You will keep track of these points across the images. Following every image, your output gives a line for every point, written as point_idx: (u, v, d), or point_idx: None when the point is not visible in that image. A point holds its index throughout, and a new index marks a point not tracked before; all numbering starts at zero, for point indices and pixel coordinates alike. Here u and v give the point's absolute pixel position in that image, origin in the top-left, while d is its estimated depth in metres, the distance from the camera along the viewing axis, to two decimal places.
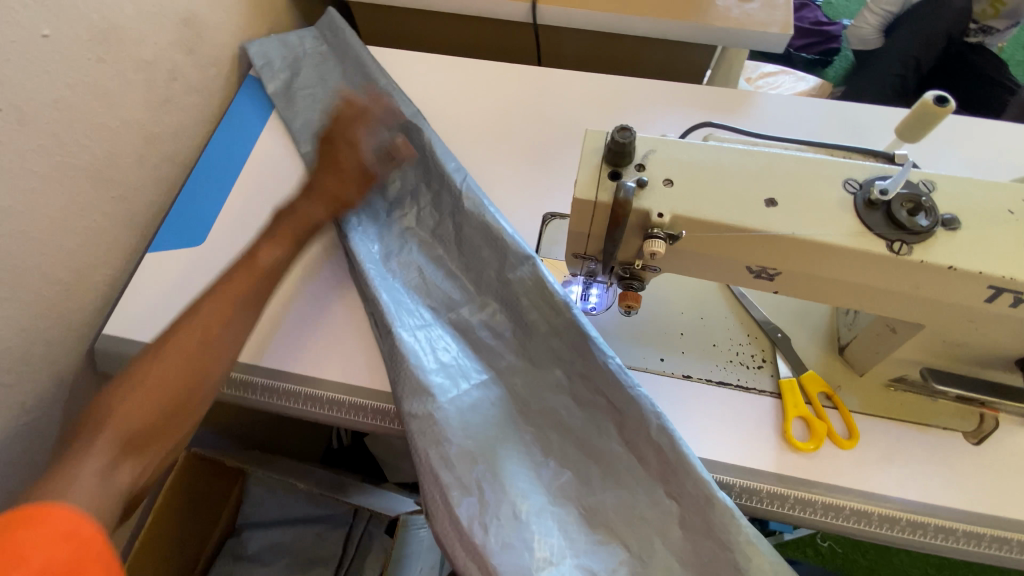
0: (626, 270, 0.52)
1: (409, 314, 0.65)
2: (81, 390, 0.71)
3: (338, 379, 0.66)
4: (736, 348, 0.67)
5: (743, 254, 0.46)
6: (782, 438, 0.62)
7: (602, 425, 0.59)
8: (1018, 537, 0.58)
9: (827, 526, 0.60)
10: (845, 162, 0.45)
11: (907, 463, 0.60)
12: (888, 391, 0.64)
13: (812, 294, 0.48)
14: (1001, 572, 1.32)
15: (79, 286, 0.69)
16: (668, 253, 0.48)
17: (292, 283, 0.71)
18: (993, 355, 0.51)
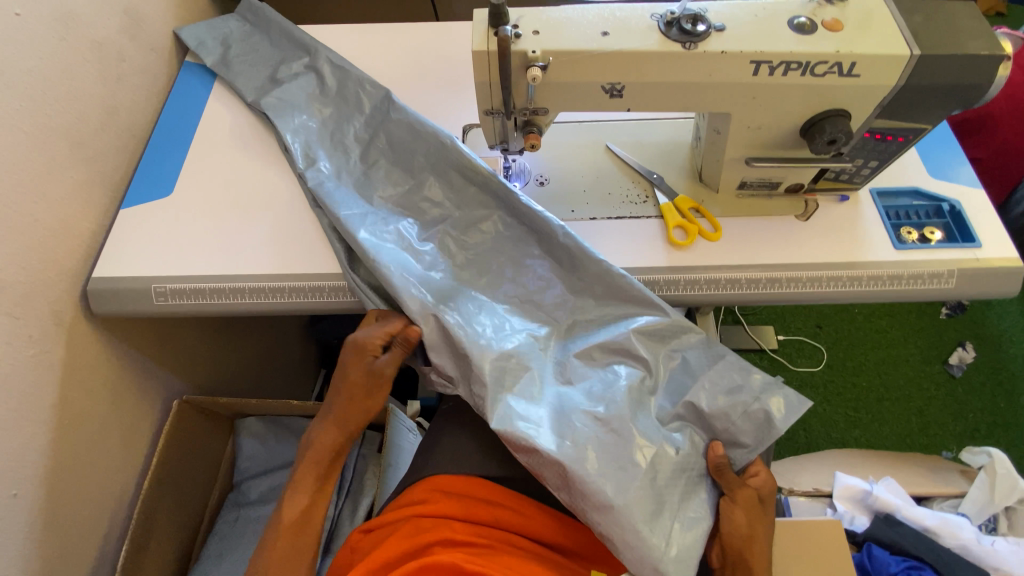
0: (526, 116, 0.70)
1: (354, 200, 0.80)
2: (81, 332, 0.79)
3: (312, 269, 0.78)
4: (626, 192, 0.87)
5: (597, 76, 0.65)
6: (669, 243, 0.81)
7: (522, 244, 0.77)
8: (844, 273, 0.79)
9: (713, 297, 0.79)
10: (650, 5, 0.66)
11: (761, 241, 0.81)
12: (739, 198, 0.85)
13: (652, 102, 0.68)
14: (903, 401, 1.58)
15: (69, 235, 0.78)
16: (549, 87, 0.67)
17: (260, 207, 0.84)
18: (784, 131, 0.73)
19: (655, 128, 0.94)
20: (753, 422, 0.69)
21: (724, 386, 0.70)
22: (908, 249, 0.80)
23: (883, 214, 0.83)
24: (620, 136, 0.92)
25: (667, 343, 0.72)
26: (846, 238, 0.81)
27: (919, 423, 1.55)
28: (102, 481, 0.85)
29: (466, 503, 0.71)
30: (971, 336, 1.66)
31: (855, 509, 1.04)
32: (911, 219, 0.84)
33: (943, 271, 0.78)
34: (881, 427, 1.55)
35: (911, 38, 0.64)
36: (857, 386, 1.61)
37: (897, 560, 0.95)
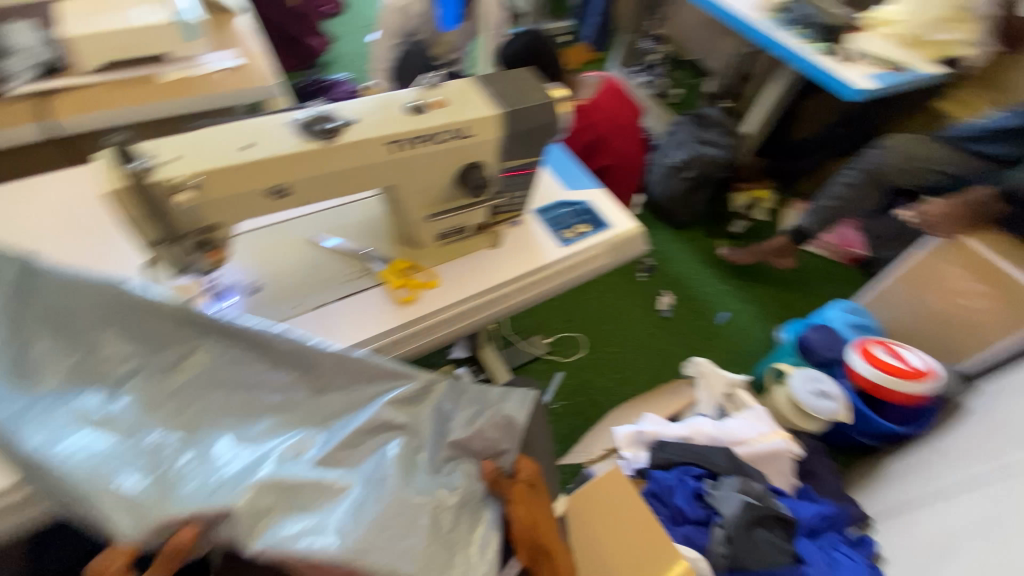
0: (200, 236, 0.75)
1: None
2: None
3: None
4: (342, 273, 0.95)
5: (254, 183, 0.73)
6: (396, 303, 0.92)
7: (244, 365, 0.74)
8: (533, 278, 1.02)
9: (440, 337, 0.96)
10: (282, 116, 0.78)
11: (468, 275, 0.98)
12: (442, 247, 1.01)
13: (317, 192, 0.79)
14: (646, 349, 1.98)
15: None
16: (208, 204, 0.72)
17: None
18: (445, 187, 0.91)
19: (352, 209, 1.04)
20: (505, 428, 0.83)
21: (473, 410, 0.83)
22: (571, 243, 1.06)
23: (547, 224, 1.09)
24: (320, 226, 1.00)
25: (420, 399, 0.79)
26: (528, 251, 1.04)
27: (663, 360, 1.97)
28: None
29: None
30: (665, 284, 2.20)
31: (635, 450, 1.26)
32: (567, 221, 1.10)
33: (595, 252, 1.06)
34: (641, 376, 1.91)
35: (496, 100, 0.87)
36: (614, 353, 1.96)
37: (672, 473, 1.16)
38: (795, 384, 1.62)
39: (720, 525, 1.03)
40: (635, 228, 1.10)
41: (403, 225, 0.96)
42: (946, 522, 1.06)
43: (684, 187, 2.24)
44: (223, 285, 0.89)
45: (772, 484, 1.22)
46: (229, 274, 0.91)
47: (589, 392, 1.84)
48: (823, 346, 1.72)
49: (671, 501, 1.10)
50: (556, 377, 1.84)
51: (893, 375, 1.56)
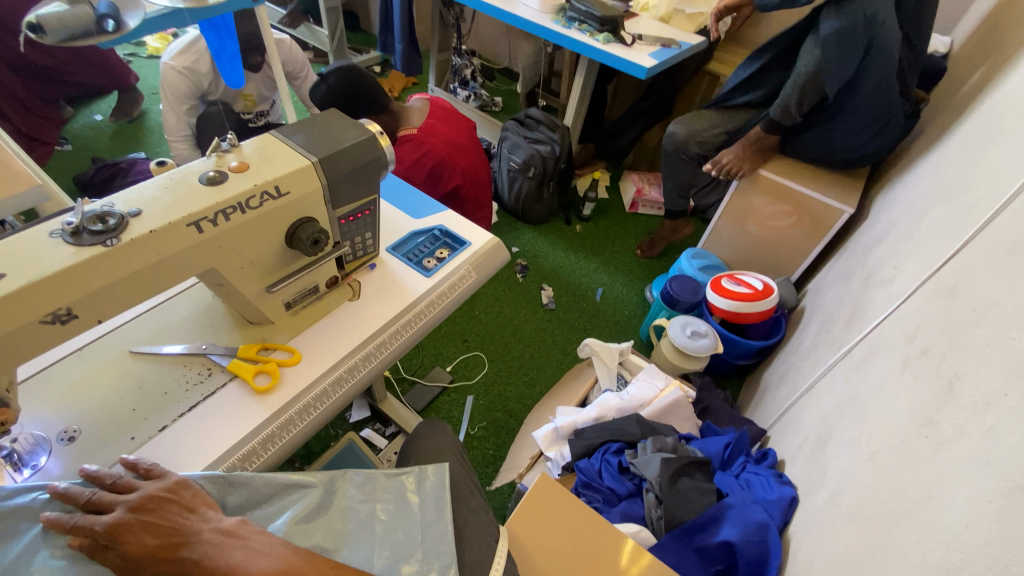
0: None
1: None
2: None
3: None
4: (184, 379, 0.82)
5: (24, 316, 0.60)
6: (258, 394, 0.82)
7: None
8: (405, 317, 0.97)
9: (326, 410, 0.85)
10: (44, 225, 0.65)
11: (334, 337, 0.91)
12: (296, 314, 0.92)
13: (116, 303, 0.67)
14: (541, 345, 2.03)
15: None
16: None
17: None
18: (277, 253, 0.83)
19: (176, 305, 0.91)
20: (431, 511, 0.78)
21: (389, 498, 0.78)
22: (435, 273, 1.03)
23: (405, 260, 1.05)
24: (142, 335, 0.86)
25: (322, 512, 0.74)
26: (391, 292, 0.99)
27: (560, 349, 2.03)
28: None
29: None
30: (542, 280, 2.27)
31: (556, 447, 1.27)
32: (424, 251, 1.08)
33: (460, 274, 1.05)
34: (544, 371, 1.95)
35: (305, 151, 0.81)
36: (513, 358, 1.98)
37: (595, 457, 1.19)
38: (674, 333, 1.77)
39: (650, 489, 1.08)
40: (490, 241, 1.12)
41: (242, 307, 0.86)
42: (814, 409, 1.20)
43: (531, 187, 2.35)
44: (24, 445, 0.72)
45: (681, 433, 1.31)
46: (31, 427, 0.74)
47: (501, 404, 1.83)
48: (684, 293, 1.89)
49: (601, 484, 1.13)
50: (467, 402, 1.80)
51: (744, 300, 1.76)
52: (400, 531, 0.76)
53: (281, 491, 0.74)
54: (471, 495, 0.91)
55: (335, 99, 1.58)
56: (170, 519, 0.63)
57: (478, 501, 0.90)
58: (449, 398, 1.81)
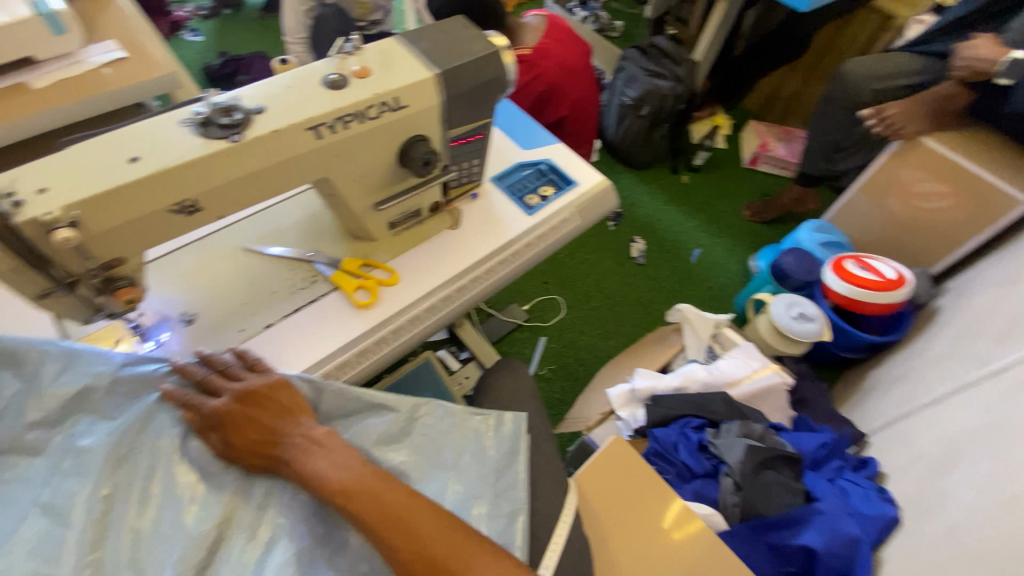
0: (99, 278, 0.65)
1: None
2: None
3: None
4: (290, 282, 0.84)
5: (156, 203, 0.62)
6: (355, 308, 0.83)
7: None
8: (502, 255, 0.92)
9: (416, 335, 0.85)
10: (176, 112, 0.65)
11: (431, 264, 0.89)
12: (399, 234, 0.91)
13: (236, 200, 0.68)
14: (623, 298, 1.95)
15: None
16: (100, 239, 0.61)
17: None
18: (387, 169, 0.80)
19: (286, 209, 0.92)
20: (505, 458, 0.78)
21: (468, 436, 0.78)
22: (537, 211, 0.97)
23: (507, 194, 0.99)
24: (256, 232, 0.89)
25: (403, 437, 0.76)
26: (490, 226, 0.94)
27: (643, 306, 1.94)
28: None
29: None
30: (636, 231, 2.14)
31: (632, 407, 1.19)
32: (528, 186, 1.01)
33: (565, 216, 0.98)
34: (623, 326, 1.88)
35: (428, 62, 0.75)
36: (593, 307, 1.92)
37: (672, 428, 1.13)
38: (776, 311, 1.60)
39: (728, 474, 1.02)
40: (600, 183, 1.03)
41: (350, 220, 0.85)
42: (938, 426, 1.05)
43: (641, 127, 2.16)
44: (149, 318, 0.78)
45: (770, 421, 1.21)
46: (157, 305, 0.80)
47: (574, 351, 1.80)
48: (798, 270, 1.69)
49: (676, 458, 1.08)
50: (540, 344, 1.79)
51: (869, 288, 1.55)
52: (474, 469, 0.76)
53: (366, 409, 0.75)
54: (545, 447, 0.89)
55: (454, 8, 1.48)
56: (268, 418, 0.68)
57: (551, 454, 0.89)
58: (524, 335, 1.81)
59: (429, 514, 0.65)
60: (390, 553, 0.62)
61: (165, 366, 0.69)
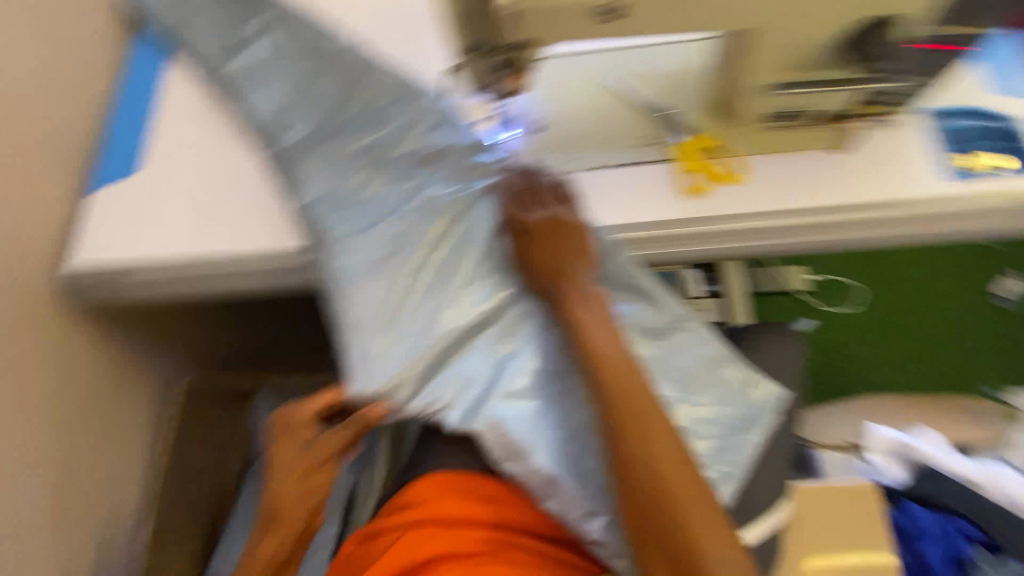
0: (506, 54, 0.62)
1: (323, 179, 0.74)
2: (57, 329, 0.77)
3: (254, 249, 0.73)
4: (637, 132, 0.77)
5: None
6: (687, 189, 0.73)
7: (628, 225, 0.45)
8: (876, 215, 0.72)
9: (728, 249, 0.74)
10: None
11: (785, 182, 0.73)
12: (771, 132, 0.74)
13: (658, 22, 0.60)
14: (897, 330, 1.51)
15: (22, 253, 0.73)
16: (531, 10, 0.57)
17: (205, 182, 0.78)
18: (828, 47, 0.63)
19: (665, 53, 0.80)
20: (742, 420, 0.73)
21: (727, 369, 0.74)
22: (958, 183, 0.72)
23: (927, 140, 0.75)
24: (630, 60, 0.80)
25: (668, 334, 0.74)
26: (883, 171, 0.73)
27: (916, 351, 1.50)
28: (43, 565, 0.73)
29: (459, 503, 0.66)
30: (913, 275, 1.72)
31: (888, 461, 0.96)
32: (964, 141, 0.75)
33: (998, 204, 0.71)
34: (876, 358, 1.49)
35: None
36: (847, 321, 1.53)
37: (928, 516, 0.88)
38: None
39: None
40: None
41: (731, 92, 0.72)
42: None
43: None
44: None
45: None
46: (516, 98, 0.79)
47: None
48: None
49: (922, 551, 0.85)
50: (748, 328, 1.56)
51: None
52: (710, 408, 0.72)
53: (645, 290, 0.73)
54: (776, 443, 0.78)
55: None
56: (571, 247, 0.68)
57: (777, 451, 0.78)
58: None
59: (673, 440, 0.58)
60: (622, 450, 0.58)
61: (500, 166, 0.75)
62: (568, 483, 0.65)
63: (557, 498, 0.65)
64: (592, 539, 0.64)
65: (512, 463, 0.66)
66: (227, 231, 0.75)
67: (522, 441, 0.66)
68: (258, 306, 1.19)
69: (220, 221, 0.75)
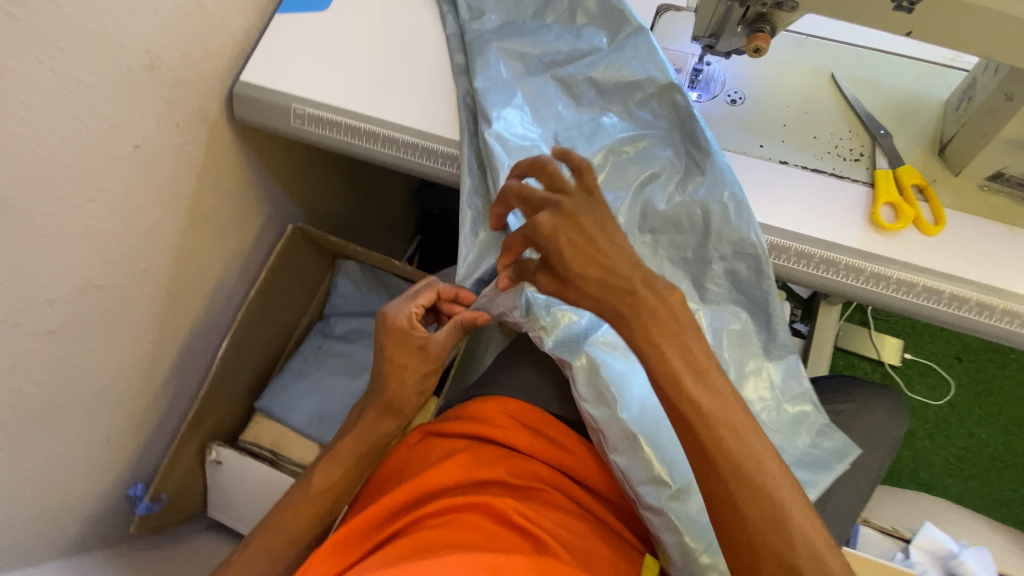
0: (763, 8, 0.58)
1: (503, 79, 0.75)
2: (219, 128, 0.81)
3: (421, 125, 0.75)
4: (837, 142, 0.71)
5: None
6: (869, 221, 0.67)
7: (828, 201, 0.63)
8: None
9: (892, 301, 0.66)
10: None
11: (983, 253, 0.65)
12: (982, 193, 0.68)
13: (941, 30, 0.55)
14: (977, 446, 1.41)
15: (212, 43, 0.75)
16: None
17: (396, 47, 0.79)
18: None
19: (901, 71, 0.75)
20: (812, 460, 0.71)
21: (802, 405, 0.72)
22: None
23: None
24: (853, 69, 0.75)
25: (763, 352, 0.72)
26: None
27: (988, 474, 1.40)
28: (142, 330, 0.80)
29: (532, 437, 0.69)
30: None
31: (932, 565, 0.94)
32: None
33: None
34: (943, 463, 1.40)
35: None
36: (929, 418, 1.43)
37: None
38: None
39: None
40: None
41: (965, 135, 0.66)
42: None
43: None
44: (707, 76, 0.76)
45: None
46: (720, 68, 0.76)
47: None
48: None
49: None
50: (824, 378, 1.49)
51: None
52: (781, 437, 0.71)
53: (747, 306, 0.71)
54: (847, 506, 0.75)
55: None
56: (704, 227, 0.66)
57: (846, 513, 0.75)
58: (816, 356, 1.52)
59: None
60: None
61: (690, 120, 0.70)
62: (644, 445, 0.65)
63: (625, 453, 0.65)
64: (650, 505, 0.63)
65: (595, 406, 0.67)
66: (400, 101, 0.76)
67: (611, 389, 0.68)
68: (369, 183, 1.24)
69: (396, 89, 0.77)
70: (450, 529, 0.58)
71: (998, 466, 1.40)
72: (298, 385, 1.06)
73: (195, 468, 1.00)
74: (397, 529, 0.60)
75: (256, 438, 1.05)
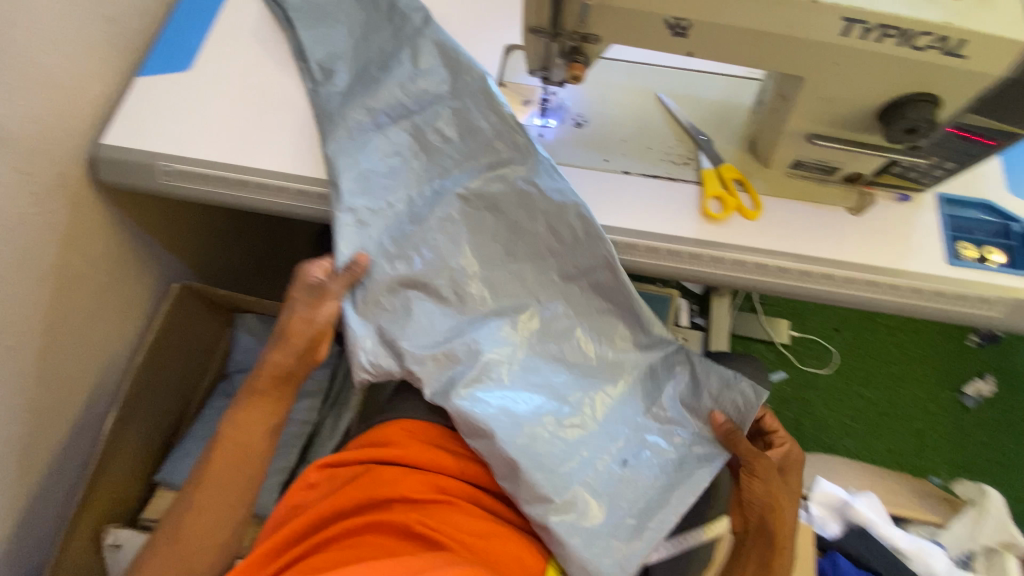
0: (573, 42, 0.68)
1: (368, 121, 0.79)
2: (82, 193, 0.79)
3: (290, 170, 0.78)
4: (668, 150, 0.82)
5: (664, 7, 0.62)
6: (702, 213, 0.77)
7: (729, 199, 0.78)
8: (880, 278, 0.75)
9: (733, 279, 0.76)
10: None
11: (794, 228, 0.77)
12: (789, 178, 0.80)
13: (716, 48, 0.66)
14: (870, 404, 1.57)
15: (66, 112, 0.75)
16: (600, 10, 0.64)
17: (261, 101, 0.83)
18: (857, 110, 0.70)
19: (713, 86, 0.88)
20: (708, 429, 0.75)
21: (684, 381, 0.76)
22: (961, 266, 0.75)
23: (944, 223, 0.78)
24: (674, 88, 0.87)
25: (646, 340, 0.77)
26: (892, 242, 0.77)
27: (880, 425, 1.55)
28: (11, 414, 0.76)
29: (431, 450, 0.70)
30: (986, 368, 1.62)
31: (830, 516, 1.04)
32: (972, 233, 0.79)
33: (993, 295, 0.74)
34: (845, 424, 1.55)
35: None
36: (823, 387, 1.58)
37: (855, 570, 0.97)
38: None
39: None
40: None
41: (766, 133, 0.78)
42: None
43: None
44: (553, 104, 0.85)
45: None
46: (563, 96, 0.85)
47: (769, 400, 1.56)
48: None
49: None
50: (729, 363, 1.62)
51: None
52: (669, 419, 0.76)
53: (616, 311, 0.77)
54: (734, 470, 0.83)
55: None
56: None
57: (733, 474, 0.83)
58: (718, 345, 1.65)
59: None
60: None
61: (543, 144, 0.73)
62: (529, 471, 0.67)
63: (515, 482, 0.68)
64: (541, 524, 0.66)
65: (479, 441, 0.69)
66: (268, 150, 0.79)
67: (488, 422, 0.69)
68: (263, 234, 1.24)
69: (262, 140, 0.80)
70: (344, 555, 0.63)
71: (887, 420, 1.56)
72: (202, 449, 1.01)
73: (92, 558, 0.93)
74: (296, 556, 0.64)
75: (160, 514, 0.98)
